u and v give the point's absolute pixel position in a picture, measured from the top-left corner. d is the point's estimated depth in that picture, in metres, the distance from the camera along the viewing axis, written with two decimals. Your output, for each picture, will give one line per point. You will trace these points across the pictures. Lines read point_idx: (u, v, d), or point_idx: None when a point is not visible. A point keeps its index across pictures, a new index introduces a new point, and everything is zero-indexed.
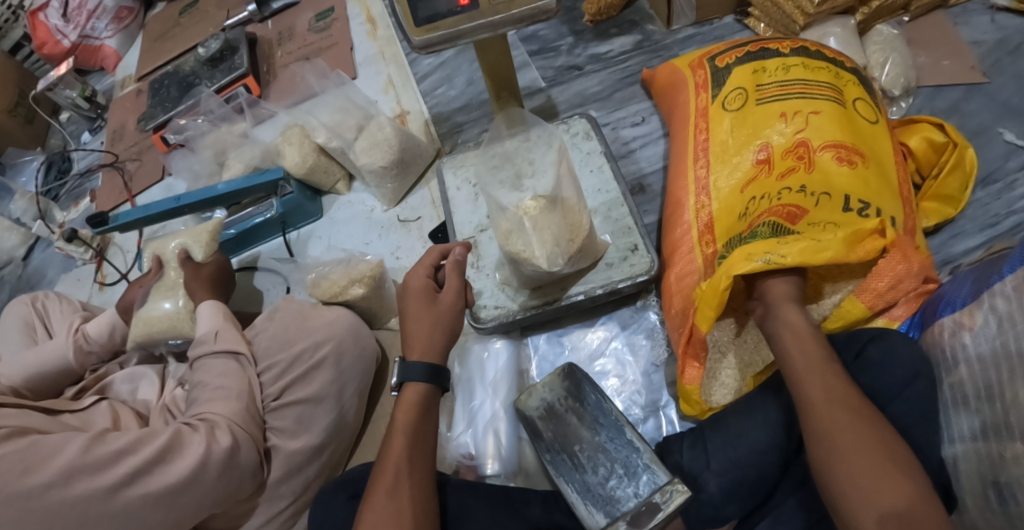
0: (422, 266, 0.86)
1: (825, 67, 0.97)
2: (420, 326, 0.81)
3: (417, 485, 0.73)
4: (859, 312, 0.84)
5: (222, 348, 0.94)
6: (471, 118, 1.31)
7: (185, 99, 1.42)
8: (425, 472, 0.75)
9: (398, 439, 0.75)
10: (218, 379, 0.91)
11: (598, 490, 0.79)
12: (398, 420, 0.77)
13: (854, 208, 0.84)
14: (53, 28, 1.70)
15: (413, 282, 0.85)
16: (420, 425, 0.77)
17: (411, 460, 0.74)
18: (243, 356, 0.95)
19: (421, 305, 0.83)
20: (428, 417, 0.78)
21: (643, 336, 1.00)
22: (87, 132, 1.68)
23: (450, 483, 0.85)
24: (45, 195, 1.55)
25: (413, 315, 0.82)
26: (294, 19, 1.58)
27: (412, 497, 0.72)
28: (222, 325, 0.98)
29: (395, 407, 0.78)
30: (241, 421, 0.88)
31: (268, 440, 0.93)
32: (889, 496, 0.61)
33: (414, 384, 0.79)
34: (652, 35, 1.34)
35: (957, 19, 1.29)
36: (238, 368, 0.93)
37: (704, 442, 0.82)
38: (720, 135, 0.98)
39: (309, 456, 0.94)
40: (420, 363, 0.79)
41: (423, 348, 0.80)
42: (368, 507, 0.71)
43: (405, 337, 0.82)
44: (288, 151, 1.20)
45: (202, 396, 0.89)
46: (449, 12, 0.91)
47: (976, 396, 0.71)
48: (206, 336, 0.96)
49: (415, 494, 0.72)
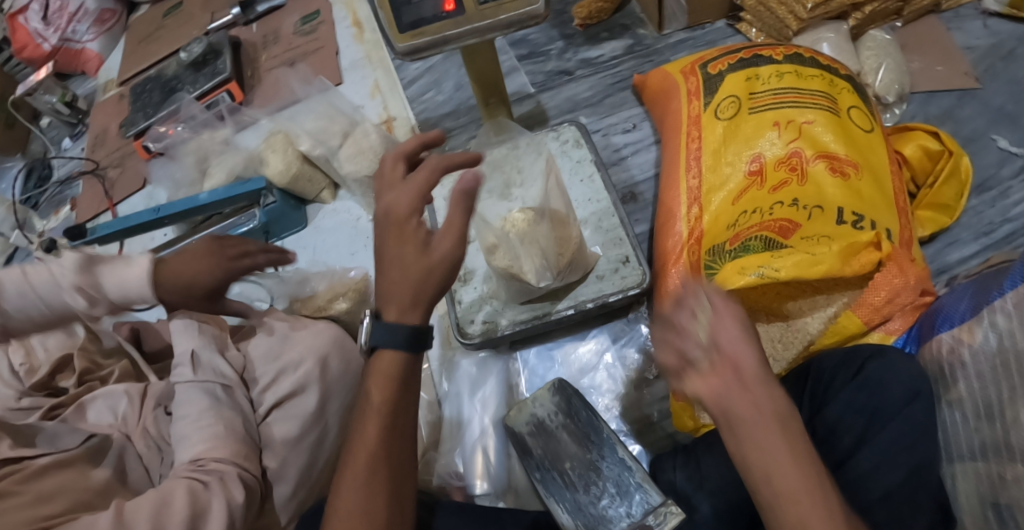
0: (412, 193, 0.71)
1: (818, 74, 0.96)
2: (401, 276, 0.68)
3: (394, 471, 0.66)
4: (855, 327, 0.81)
5: (201, 377, 0.88)
6: (459, 125, 1.29)
7: (167, 105, 1.38)
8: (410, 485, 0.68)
9: (368, 436, 0.66)
10: (201, 417, 0.84)
11: (589, 509, 0.77)
12: (374, 398, 0.67)
13: (848, 221, 0.82)
14: (33, 31, 1.66)
15: (399, 208, 0.70)
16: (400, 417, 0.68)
17: (388, 457, 0.66)
18: (233, 387, 0.90)
19: (407, 252, 0.68)
20: (412, 388, 0.69)
21: (635, 350, 0.98)
22: (68, 138, 1.64)
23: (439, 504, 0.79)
24: (25, 203, 1.51)
25: (399, 260, 0.68)
26: (279, 23, 1.55)
27: (389, 486, 0.65)
28: (199, 342, 0.93)
29: (369, 380, 0.69)
30: (241, 458, 0.84)
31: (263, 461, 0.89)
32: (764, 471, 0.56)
33: (391, 352, 0.68)
34: (643, 40, 1.32)
35: (949, 24, 1.28)
36: (216, 401, 0.87)
37: (698, 460, 0.79)
38: (713, 143, 0.96)
39: (303, 472, 0.92)
40: (401, 329, 0.67)
41: (404, 309, 0.68)
42: (338, 503, 0.65)
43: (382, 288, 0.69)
44: (271, 159, 1.18)
45: (187, 432, 0.83)
46: (434, 17, 0.89)
47: (975, 413, 0.72)
48: (183, 358, 0.90)
49: (390, 488, 0.66)
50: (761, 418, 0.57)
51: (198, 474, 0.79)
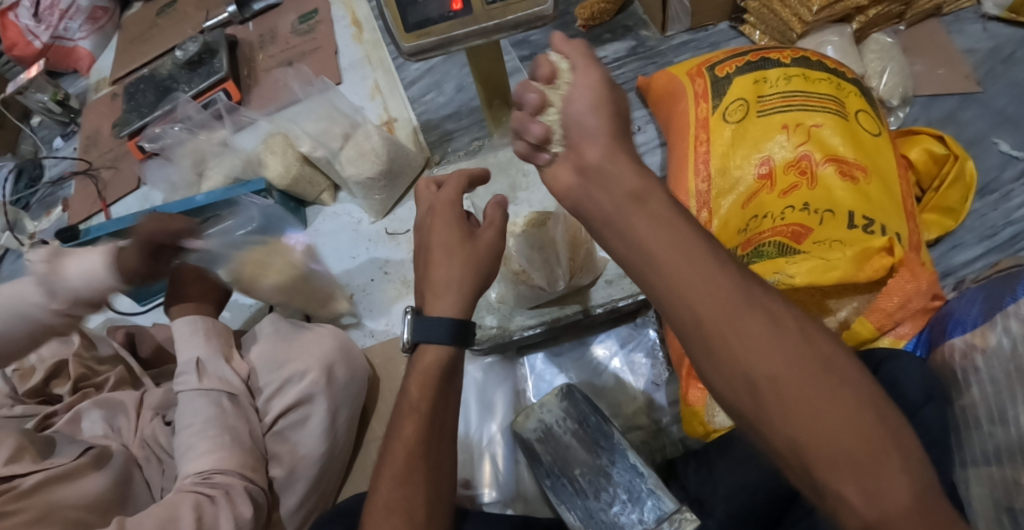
0: (448, 197, 0.77)
1: (826, 78, 0.95)
2: (445, 264, 0.73)
3: (431, 474, 0.67)
4: (869, 333, 0.79)
5: (208, 387, 0.87)
6: (461, 126, 1.28)
7: (162, 104, 1.36)
8: (442, 488, 0.68)
9: (400, 443, 0.68)
10: (207, 428, 0.83)
11: (600, 516, 0.77)
12: (415, 395, 0.70)
13: (859, 225, 0.82)
14: (24, 29, 1.63)
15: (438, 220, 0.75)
16: (436, 414, 0.69)
17: (427, 458, 0.67)
18: (240, 396, 0.89)
19: (449, 241, 0.73)
20: (451, 386, 0.71)
21: (643, 354, 0.97)
22: (59, 137, 1.61)
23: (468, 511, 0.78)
24: (15, 204, 1.48)
25: (443, 245, 0.73)
26: (275, 22, 1.52)
27: (428, 483, 0.66)
28: (205, 348, 0.90)
29: (409, 376, 0.71)
30: (248, 470, 0.84)
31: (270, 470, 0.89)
32: (729, 350, 0.54)
33: (432, 346, 0.71)
34: (646, 41, 1.31)
35: (950, 27, 1.28)
36: (220, 413, 0.86)
37: (709, 466, 0.79)
38: (721, 147, 0.95)
39: (312, 478, 0.91)
40: (444, 322, 0.71)
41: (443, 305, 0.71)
42: (379, 500, 0.65)
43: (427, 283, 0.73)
44: (271, 161, 1.16)
45: (192, 443, 0.82)
46: (440, 17, 0.87)
47: (989, 418, 0.72)
48: (188, 366, 0.89)
49: (428, 489, 0.66)
50: (654, 251, 0.58)
51: (204, 489, 0.79)
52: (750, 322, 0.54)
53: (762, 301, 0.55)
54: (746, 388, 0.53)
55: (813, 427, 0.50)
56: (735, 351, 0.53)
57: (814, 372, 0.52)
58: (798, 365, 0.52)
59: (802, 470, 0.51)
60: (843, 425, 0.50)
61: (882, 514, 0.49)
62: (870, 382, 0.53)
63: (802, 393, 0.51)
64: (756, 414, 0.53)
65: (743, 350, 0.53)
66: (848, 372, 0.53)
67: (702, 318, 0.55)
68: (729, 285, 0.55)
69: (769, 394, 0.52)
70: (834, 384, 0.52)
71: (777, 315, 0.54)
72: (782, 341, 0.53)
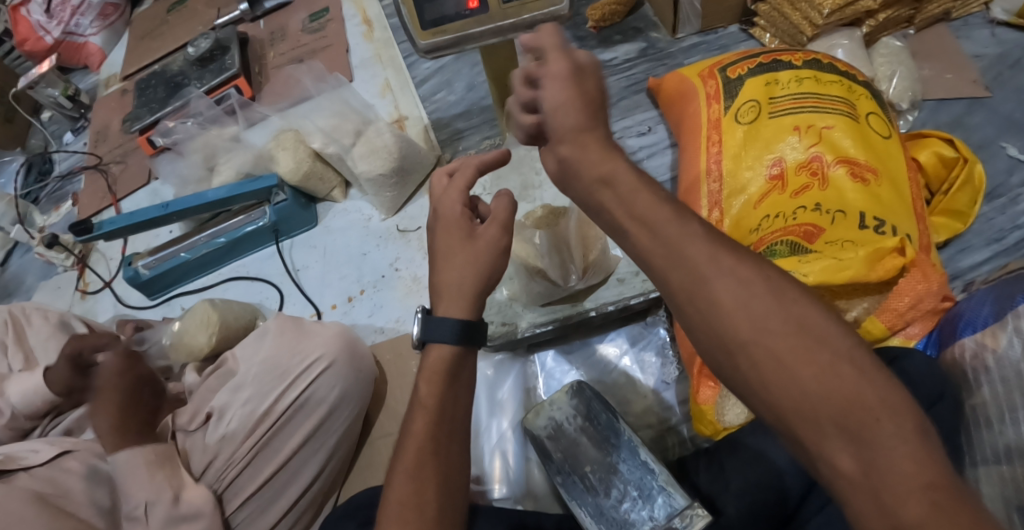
0: (456, 189, 0.76)
1: (837, 80, 0.96)
2: (456, 268, 0.72)
3: (441, 472, 0.67)
4: (879, 332, 0.80)
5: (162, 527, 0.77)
6: (472, 125, 1.28)
7: (173, 100, 1.37)
8: (457, 484, 0.69)
9: (414, 435, 0.68)
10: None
11: (611, 513, 0.77)
12: (423, 393, 0.70)
13: (870, 226, 0.82)
14: (36, 24, 1.64)
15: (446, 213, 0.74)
16: (449, 406, 0.70)
17: (436, 452, 0.68)
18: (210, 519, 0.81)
19: (454, 241, 0.73)
20: (457, 384, 0.71)
21: (653, 353, 0.97)
22: (69, 132, 1.62)
23: (479, 508, 0.78)
24: (25, 197, 1.49)
25: (447, 248, 0.73)
26: (286, 20, 1.53)
27: (438, 476, 0.67)
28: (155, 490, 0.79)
29: (419, 375, 0.71)
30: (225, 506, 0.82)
31: (268, 470, 0.88)
32: (702, 316, 0.55)
33: (438, 346, 0.71)
34: (656, 43, 1.32)
35: (958, 32, 1.29)
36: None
37: (721, 463, 0.80)
38: (733, 147, 0.95)
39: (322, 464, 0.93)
40: (447, 321, 0.71)
41: (449, 303, 0.72)
42: (392, 494, 0.66)
43: (434, 284, 0.73)
44: (282, 157, 1.16)
45: None
46: (456, 15, 0.87)
47: (1000, 417, 0.72)
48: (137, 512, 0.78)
49: (437, 485, 0.67)
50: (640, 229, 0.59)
51: None
52: (720, 287, 0.54)
53: (732, 267, 0.55)
54: (718, 350, 0.54)
55: (790, 385, 0.51)
56: (710, 313, 0.54)
57: (790, 332, 0.52)
58: (773, 325, 0.52)
59: (789, 430, 0.52)
60: (819, 384, 0.50)
61: (869, 471, 0.48)
62: (857, 343, 0.52)
63: (773, 352, 0.52)
64: (735, 377, 0.54)
65: (717, 313, 0.54)
66: (828, 329, 0.52)
67: (674, 287, 0.57)
68: (702, 255, 0.56)
69: (739, 352, 0.53)
70: (813, 339, 0.52)
71: (748, 281, 0.54)
72: (754, 303, 0.53)
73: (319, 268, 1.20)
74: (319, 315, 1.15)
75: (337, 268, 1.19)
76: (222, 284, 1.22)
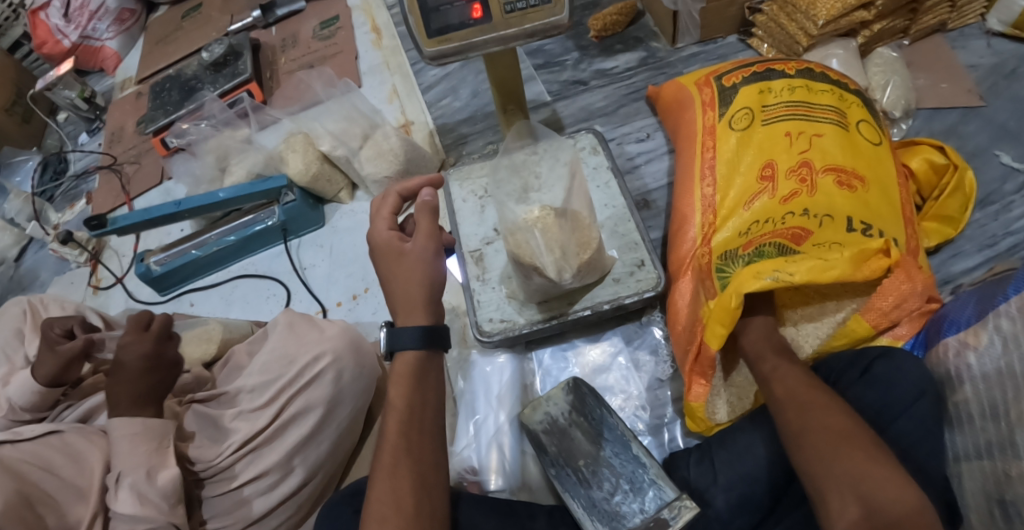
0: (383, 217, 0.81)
1: (829, 89, 0.99)
2: None
3: (419, 466, 0.71)
4: (864, 331, 0.84)
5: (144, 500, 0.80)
6: (476, 130, 1.32)
7: (187, 103, 1.40)
8: (438, 480, 0.72)
9: (395, 416, 0.73)
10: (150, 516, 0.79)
11: (603, 505, 0.80)
12: (393, 396, 0.74)
13: (858, 229, 0.85)
14: (54, 28, 1.68)
15: (382, 237, 0.79)
16: (419, 405, 0.74)
17: (410, 451, 0.71)
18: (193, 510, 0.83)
19: (391, 262, 0.78)
20: (425, 384, 0.76)
21: (647, 352, 1.00)
22: (84, 133, 1.66)
23: (462, 496, 0.81)
24: (40, 196, 1.53)
25: None
26: (298, 27, 1.58)
27: (413, 471, 0.70)
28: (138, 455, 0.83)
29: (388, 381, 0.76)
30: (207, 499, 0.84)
31: (263, 461, 0.90)
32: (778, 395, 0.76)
33: (408, 352, 0.76)
34: (657, 52, 1.35)
35: (954, 43, 1.31)
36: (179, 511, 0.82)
37: (711, 457, 0.82)
38: (726, 153, 0.98)
39: (312, 471, 0.93)
40: (411, 329, 0.76)
41: (406, 311, 0.77)
42: (382, 487, 0.69)
43: (394, 301, 0.78)
44: (291, 159, 1.20)
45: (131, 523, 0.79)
46: (461, 24, 0.91)
47: (981, 414, 0.74)
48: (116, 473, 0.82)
49: (414, 481, 0.70)
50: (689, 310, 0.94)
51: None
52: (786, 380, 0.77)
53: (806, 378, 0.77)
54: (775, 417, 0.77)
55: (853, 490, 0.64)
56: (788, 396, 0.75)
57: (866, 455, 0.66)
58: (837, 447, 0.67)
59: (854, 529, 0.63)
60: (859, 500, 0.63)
61: None
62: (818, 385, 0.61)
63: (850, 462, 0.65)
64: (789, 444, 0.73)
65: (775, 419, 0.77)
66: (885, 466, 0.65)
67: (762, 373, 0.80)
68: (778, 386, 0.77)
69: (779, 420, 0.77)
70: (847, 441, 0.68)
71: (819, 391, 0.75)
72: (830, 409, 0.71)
73: (325, 266, 1.23)
74: (324, 312, 1.18)
75: (343, 266, 1.23)
76: (228, 282, 1.25)
